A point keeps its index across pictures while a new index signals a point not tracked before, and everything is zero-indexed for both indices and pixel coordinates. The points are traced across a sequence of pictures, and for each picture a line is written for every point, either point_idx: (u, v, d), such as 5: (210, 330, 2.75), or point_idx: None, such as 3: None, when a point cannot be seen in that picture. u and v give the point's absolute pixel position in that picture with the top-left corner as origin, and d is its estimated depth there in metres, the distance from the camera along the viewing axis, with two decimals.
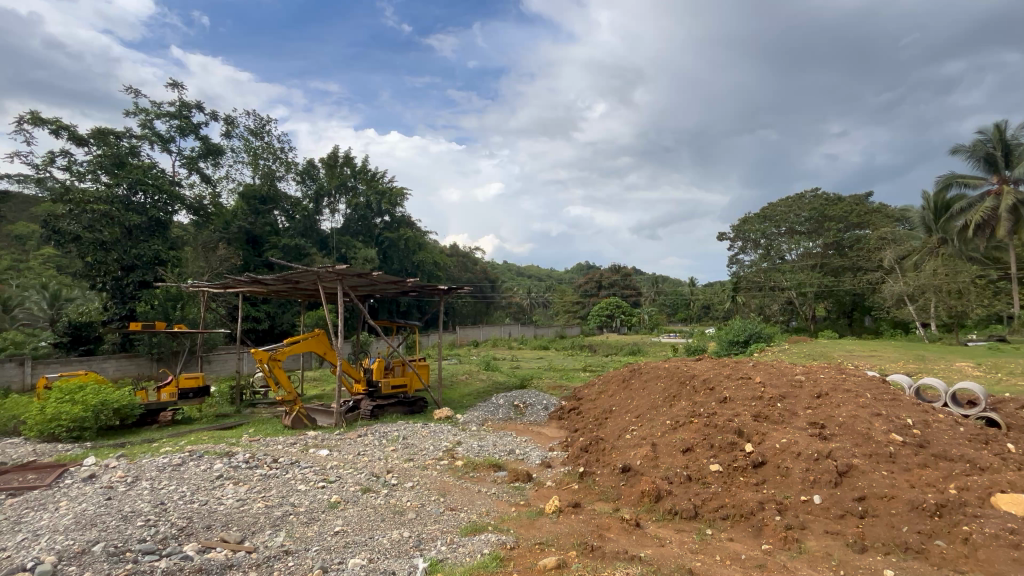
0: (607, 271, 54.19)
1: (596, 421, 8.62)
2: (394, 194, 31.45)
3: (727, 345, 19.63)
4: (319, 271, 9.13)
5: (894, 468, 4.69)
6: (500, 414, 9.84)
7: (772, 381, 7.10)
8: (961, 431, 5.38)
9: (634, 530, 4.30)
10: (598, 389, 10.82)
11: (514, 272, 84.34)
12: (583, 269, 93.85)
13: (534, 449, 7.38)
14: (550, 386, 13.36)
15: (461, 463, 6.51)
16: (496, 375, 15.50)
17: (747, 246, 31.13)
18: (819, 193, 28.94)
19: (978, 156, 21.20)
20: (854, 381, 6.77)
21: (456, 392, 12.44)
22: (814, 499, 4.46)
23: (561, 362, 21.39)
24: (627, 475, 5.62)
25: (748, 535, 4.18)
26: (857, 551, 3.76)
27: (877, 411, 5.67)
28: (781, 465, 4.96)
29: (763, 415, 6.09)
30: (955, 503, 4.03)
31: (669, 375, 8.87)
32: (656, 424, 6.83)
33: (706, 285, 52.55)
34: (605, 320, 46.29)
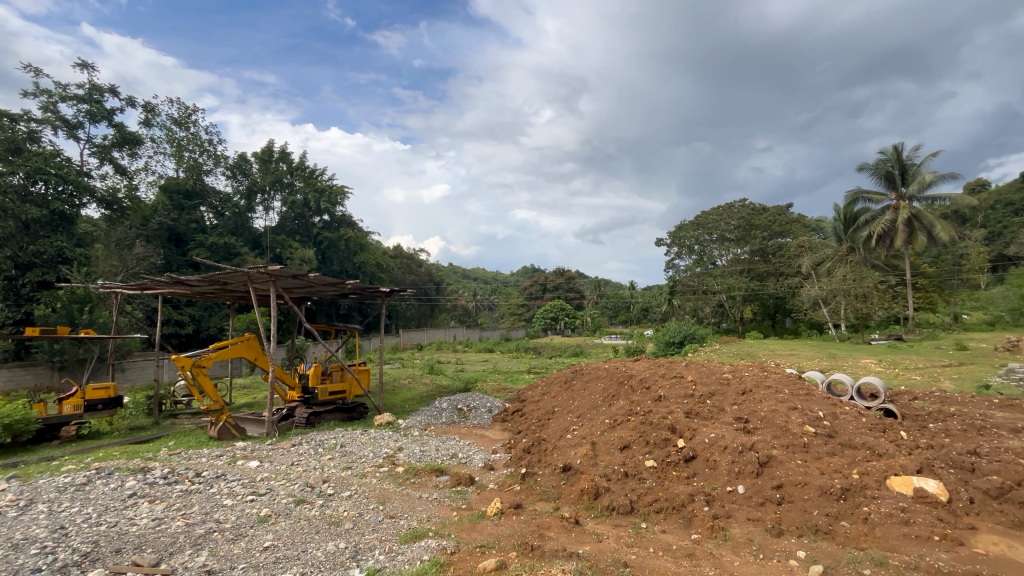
0: (551, 275, 55.15)
1: (539, 421, 8.74)
2: (334, 193, 30.35)
3: (664, 346, 20.60)
4: (250, 272, 8.62)
5: (807, 456, 5.11)
6: (443, 417, 9.73)
7: (702, 380, 7.55)
8: (864, 421, 5.95)
9: (573, 528, 4.40)
10: (541, 391, 10.99)
11: (459, 275, 83.94)
12: (528, 272, 95.07)
13: (477, 452, 7.38)
14: (494, 389, 13.34)
15: (402, 469, 6.38)
16: (440, 379, 15.30)
17: (682, 251, 32.79)
18: (745, 204, 31.04)
19: (880, 174, 23.60)
20: (774, 379, 7.32)
21: (398, 397, 12.16)
22: (738, 489, 4.77)
23: (506, 365, 21.47)
24: (568, 474, 5.74)
25: (679, 526, 4.39)
26: (774, 536, 4.06)
27: (794, 405, 6.16)
28: (710, 459, 5.26)
29: (694, 412, 6.45)
30: (858, 487, 4.46)
31: (609, 376, 9.17)
32: (596, 424, 7.02)
33: (645, 289, 54.89)
34: (549, 322, 47.16)
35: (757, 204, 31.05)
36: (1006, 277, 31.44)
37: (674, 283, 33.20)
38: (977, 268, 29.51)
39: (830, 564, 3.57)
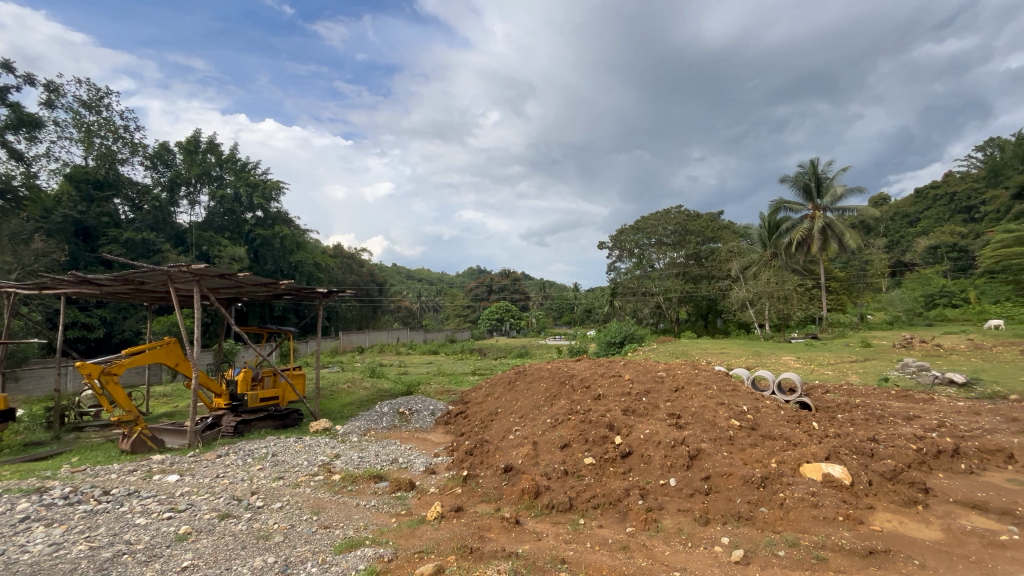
0: (497, 276, 55.37)
1: (482, 423, 8.72)
2: (267, 188, 28.79)
3: (606, 346, 21.26)
4: (171, 271, 7.98)
5: (732, 448, 5.47)
6: (383, 422, 9.47)
7: (639, 378, 7.88)
8: (782, 413, 6.44)
9: (513, 528, 4.43)
10: (485, 392, 10.98)
11: (403, 275, 82.41)
12: (475, 273, 94.96)
13: (418, 456, 7.25)
14: (438, 392, 13.18)
15: (338, 477, 6.14)
16: (381, 383, 14.88)
17: (623, 255, 34.00)
18: (681, 210, 32.65)
19: (799, 186, 25.68)
20: (705, 376, 7.76)
21: (336, 402, 11.70)
22: (670, 482, 5.00)
23: (450, 366, 21.26)
24: (509, 475, 5.77)
25: (615, 521, 4.54)
26: (702, 524, 4.30)
27: (721, 401, 6.56)
28: (645, 454, 5.50)
29: (631, 410, 6.70)
30: (775, 475, 4.81)
31: (551, 376, 9.30)
32: (538, 424, 7.12)
33: (588, 291, 56.42)
34: (495, 323, 47.35)
35: (691, 211, 32.80)
36: (903, 281, 35.20)
37: (616, 285, 34.34)
38: (879, 273, 32.81)
39: (750, 548, 3.83)
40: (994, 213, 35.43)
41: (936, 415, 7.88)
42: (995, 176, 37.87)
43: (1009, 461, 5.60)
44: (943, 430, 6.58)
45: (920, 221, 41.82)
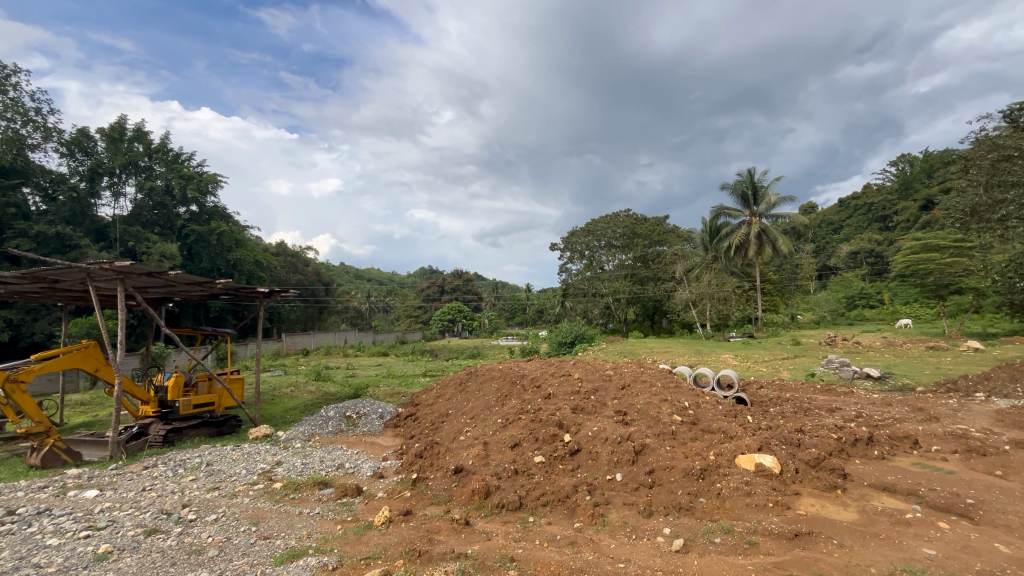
0: (449, 277, 54.85)
1: (432, 425, 8.63)
2: (203, 181, 27.10)
3: (557, 346, 21.60)
4: (90, 269, 7.35)
5: (674, 442, 5.72)
6: (329, 427, 9.14)
7: (587, 377, 8.10)
8: (720, 408, 6.80)
9: (463, 529, 4.41)
10: (435, 394, 10.86)
11: (352, 275, 80.04)
12: (427, 273, 93.72)
13: (366, 461, 7.07)
14: (387, 394, 12.89)
15: (279, 485, 5.87)
16: (327, 386, 14.37)
17: (573, 256, 34.71)
18: (629, 214, 33.71)
19: (738, 193, 27.22)
20: (649, 374, 8.08)
21: (277, 407, 11.16)
22: (616, 477, 5.16)
23: (400, 368, 20.87)
24: (460, 476, 5.74)
25: (564, 517, 4.63)
26: (645, 516, 4.48)
27: (665, 397, 6.84)
28: (592, 451, 5.65)
29: (580, 408, 6.86)
30: (713, 466, 5.08)
31: (502, 376, 9.34)
32: (489, 424, 7.14)
33: (540, 292, 57.13)
34: (447, 324, 46.92)
35: (639, 215, 33.96)
36: (828, 284, 38.15)
37: (567, 286, 34.99)
38: (807, 276, 35.45)
39: (689, 537, 4.02)
40: (903, 223, 39.23)
41: (854, 406, 8.60)
42: (904, 189, 42.01)
43: (915, 446, 6.18)
44: (861, 420, 7.20)
45: (842, 229, 45.59)
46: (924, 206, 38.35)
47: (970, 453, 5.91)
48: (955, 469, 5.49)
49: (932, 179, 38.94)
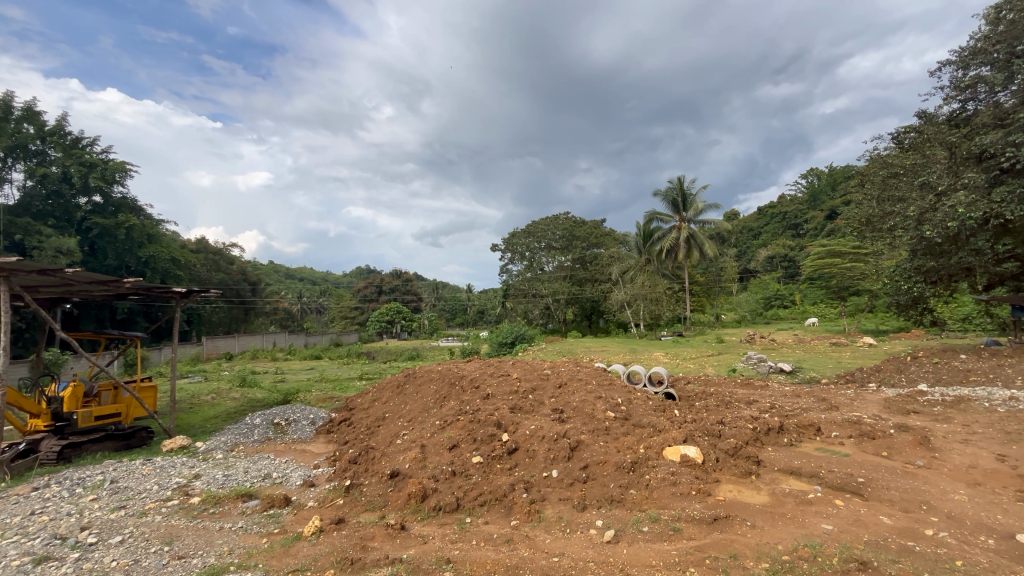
0: (388, 276, 53.45)
1: (367, 429, 8.37)
2: (109, 169, 24.49)
3: (498, 347, 21.71)
4: None
5: (608, 438, 5.95)
6: (254, 435, 8.61)
7: (525, 377, 8.24)
8: (650, 403, 7.16)
9: (398, 534, 4.33)
10: (372, 397, 10.56)
11: (282, 274, 75.83)
12: (364, 273, 90.79)
13: (296, 469, 6.75)
14: (320, 399, 12.36)
15: (197, 500, 5.46)
16: (253, 392, 13.49)
17: (514, 257, 35.08)
18: (568, 217, 34.55)
19: (669, 200, 28.73)
20: (585, 372, 8.34)
21: (196, 416, 10.35)
22: (552, 474, 5.28)
23: (333, 372, 20.06)
24: (395, 480, 5.61)
25: (500, 516, 4.66)
26: (579, 510, 4.62)
27: (599, 395, 7.11)
28: (530, 449, 5.75)
29: (518, 407, 6.97)
30: (643, 459, 5.33)
31: (441, 377, 9.26)
32: (427, 426, 7.06)
33: (481, 293, 57.16)
34: (385, 326, 45.73)
35: (577, 218, 34.90)
36: (747, 285, 41.27)
37: (508, 286, 35.30)
38: (730, 279, 38.12)
39: (619, 527, 4.20)
40: (812, 230, 43.28)
41: (769, 398, 9.37)
42: (813, 200, 46.39)
43: (818, 433, 6.83)
44: (773, 411, 7.86)
45: (760, 235, 49.53)
46: (828, 216, 42.70)
47: (862, 437, 6.64)
48: (850, 452, 6.16)
49: (836, 192, 43.29)
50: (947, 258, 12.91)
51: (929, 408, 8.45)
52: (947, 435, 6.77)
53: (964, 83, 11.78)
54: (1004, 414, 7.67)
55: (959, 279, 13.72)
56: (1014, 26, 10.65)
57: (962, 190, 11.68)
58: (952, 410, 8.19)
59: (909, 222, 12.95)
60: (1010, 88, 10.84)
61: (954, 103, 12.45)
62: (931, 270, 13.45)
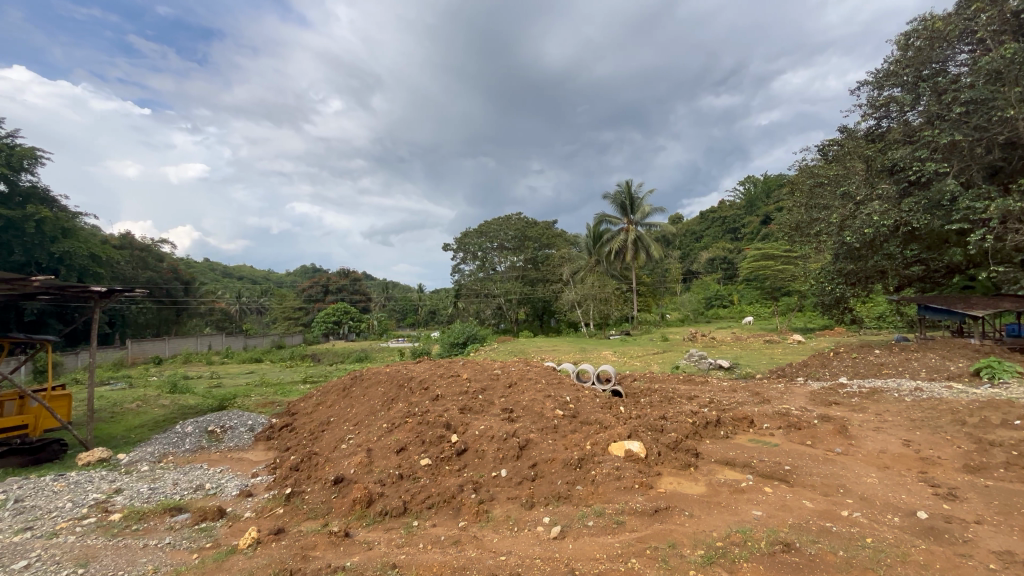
0: (335, 276, 51.66)
1: (310, 434, 8.05)
2: (16, 155, 22.11)
3: (449, 347, 21.53)
4: None
5: (556, 435, 6.06)
6: (185, 445, 8.07)
7: (475, 377, 8.23)
8: (597, 401, 7.35)
9: (342, 541, 4.20)
10: (316, 401, 10.17)
11: (219, 273, 71.49)
12: (309, 272, 87.31)
13: (232, 479, 6.39)
14: (260, 404, 11.75)
15: (117, 516, 5.05)
16: (185, 399, 12.62)
17: (466, 257, 34.97)
18: (520, 218, 34.81)
19: (618, 202, 29.59)
20: (535, 371, 8.45)
21: (118, 425, 9.57)
22: (501, 473, 5.30)
23: (275, 375, 19.15)
24: (340, 486, 5.43)
25: (449, 517, 4.63)
26: (527, 508, 4.67)
27: (548, 393, 7.23)
28: (479, 449, 5.75)
29: (468, 407, 6.96)
30: (589, 456, 5.47)
31: (389, 379, 9.06)
32: (373, 429, 6.89)
33: (433, 293, 56.47)
34: (331, 327, 44.20)
35: (529, 219, 35.22)
36: (690, 286, 43.28)
37: (460, 286, 35.14)
38: (674, 280, 39.79)
39: (566, 523, 4.28)
40: (749, 234, 45.97)
41: (708, 394, 9.88)
42: (749, 206, 49.32)
43: (751, 425, 7.28)
44: (712, 406, 8.30)
45: (702, 238, 52.08)
46: (763, 221, 45.54)
47: (790, 428, 7.14)
48: (779, 441, 6.61)
49: (769, 199, 46.26)
50: (865, 261, 14.12)
51: (848, 399, 9.22)
52: (863, 424, 7.42)
53: (880, 102, 12.91)
54: (911, 403, 8.49)
55: (874, 281, 15.05)
56: (922, 52, 11.87)
57: (876, 200, 12.80)
58: (867, 401, 8.98)
59: (832, 227, 14.05)
60: (917, 108, 12.02)
61: (871, 120, 13.62)
62: (850, 272, 14.65)
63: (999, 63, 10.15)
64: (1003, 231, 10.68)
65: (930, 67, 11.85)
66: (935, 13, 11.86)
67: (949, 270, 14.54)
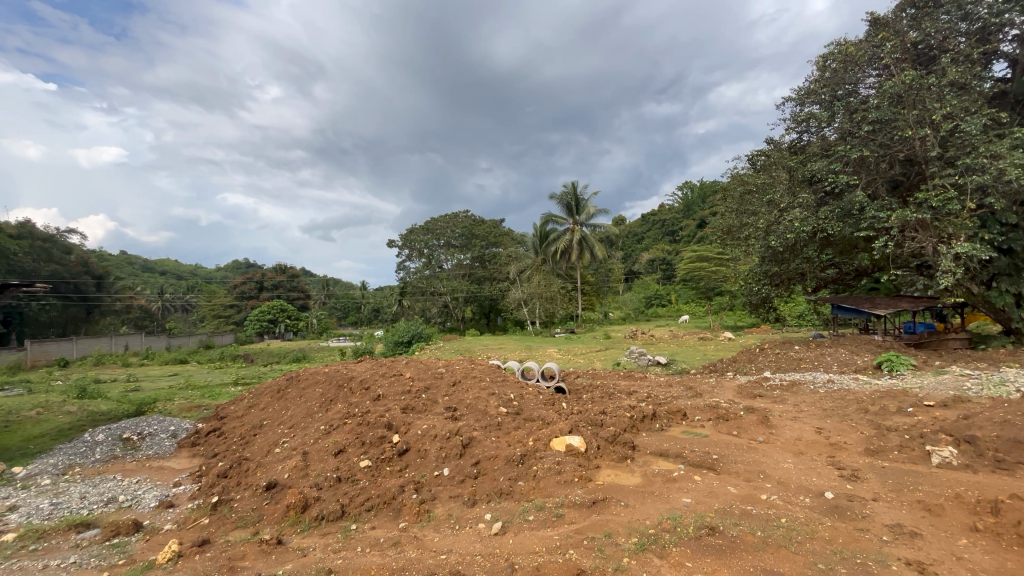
0: (271, 271, 48.96)
1: (241, 439, 7.61)
2: None
3: (393, 346, 21.03)
4: None
5: (499, 433, 6.10)
6: (95, 455, 7.37)
7: (418, 376, 8.11)
8: (540, 397, 7.48)
9: (274, 549, 4.01)
10: (247, 404, 9.61)
11: (138, 267, 65.74)
12: (242, 267, 82.27)
13: (150, 490, 5.91)
14: (184, 409, 10.92)
15: (11, 536, 4.53)
16: (97, 405, 11.52)
17: (412, 254, 34.36)
18: (467, 215, 34.61)
19: (564, 203, 30.16)
20: (479, 369, 8.46)
21: (14, 436, 8.56)
22: (443, 472, 5.27)
23: (202, 377, 17.89)
24: (272, 492, 5.18)
25: (388, 519, 4.54)
26: (469, 506, 4.68)
27: (492, 391, 7.26)
28: (421, 449, 5.68)
29: (410, 407, 6.85)
30: (531, 452, 5.55)
31: (327, 380, 8.72)
32: (310, 432, 6.62)
33: (377, 290, 55.01)
34: (266, 325, 41.91)
35: (476, 216, 35.08)
36: (631, 286, 44.93)
37: (405, 284, 34.47)
38: (616, 279, 41.11)
39: (506, 519, 4.32)
40: (686, 237, 48.41)
41: (647, 389, 10.32)
42: (686, 210, 51.96)
43: (684, 418, 7.69)
44: (650, 400, 8.68)
45: (643, 240, 54.27)
46: (698, 225, 48.11)
47: (719, 419, 7.61)
48: (709, 433, 7.03)
49: (705, 204, 48.96)
50: (787, 264, 15.28)
51: (770, 391, 9.96)
52: (783, 414, 8.05)
53: (801, 117, 13.99)
54: (824, 394, 9.31)
55: (794, 282, 16.33)
56: (836, 73, 12.90)
57: (797, 207, 13.87)
58: (787, 393, 9.75)
59: (759, 232, 15.06)
60: (832, 124, 13.11)
61: (794, 133, 14.72)
62: (775, 274, 15.79)
63: (901, 87, 11.28)
64: (902, 238, 11.92)
65: (843, 88, 12.96)
66: (848, 39, 13.00)
67: (858, 273, 16.04)
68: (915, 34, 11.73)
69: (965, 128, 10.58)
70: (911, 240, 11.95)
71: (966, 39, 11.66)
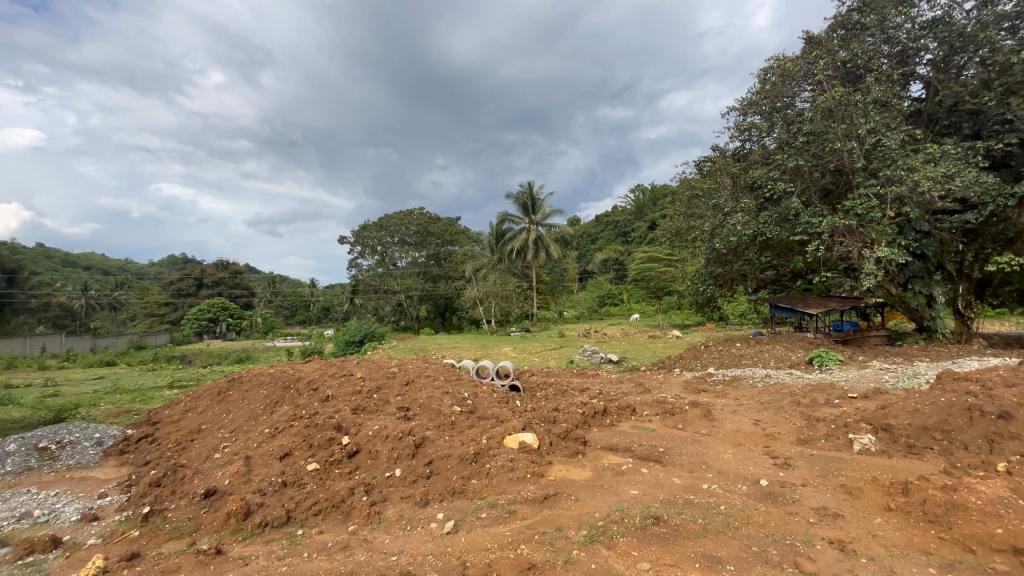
0: (211, 268, 46.26)
1: (177, 445, 7.16)
2: None
3: (344, 346, 20.42)
4: None
5: (452, 432, 6.07)
6: (5, 467, 6.71)
7: (369, 376, 7.92)
8: (494, 396, 7.49)
9: (214, 559, 3.81)
10: (184, 407, 9.04)
11: (58, 262, 60.29)
12: (178, 263, 77.21)
13: (72, 503, 5.46)
14: (111, 414, 10.14)
15: None
16: (8, 412, 10.49)
17: (364, 251, 33.50)
18: (422, 212, 34.10)
19: (520, 202, 30.32)
20: (433, 368, 8.36)
21: None
22: (395, 473, 5.19)
23: (131, 381, 16.67)
24: (211, 500, 4.90)
25: (337, 523, 4.42)
26: (421, 505, 4.64)
27: (446, 390, 7.19)
28: (372, 450, 5.56)
29: (361, 408, 6.69)
30: (484, 450, 5.56)
31: (272, 381, 8.36)
32: (253, 435, 6.32)
33: (327, 288, 53.20)
34: (205, 325, 39.56)
35: (432, 214, 34.61)
36: (585, 285, 45.84)
37: (358, 281, 33.58)
38: (571, 279, 41.86)
39: (459, 518, 4.32)
40: (637, 238, 49.88)
41: (598, 386, 10.59)
42: (638, 212, 53.60)
43: (633, 413, 7.94)
44: (601, 397, 8.90)
45: (597, 240, 55.46)
46: (649, 227, 49.67)
47: (665, 414, 7.93)
48: (657, 427, 7.31)
49: (655, 206, 50.64)
50: (730, 265, 16.10)
51: (714, 386, 10.48)
52: (725, 407, 8.50)
53: (744, 126, 14.77)
54: (761, 388, 9.90)
55: (736, 283, 17.22)
56: (775, 86, 13.72)
57: (739, 211, 14.63)
58: (728, 388, 10.29)
59: (705, 234, 15.78)
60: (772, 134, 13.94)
61: (737, 141, 15.50)
62: (719, 274, 16.58)
63: (831, 102, 12.14)
64: (831, 242, 12.85)
65: (781, 100, 13.82)
66: (786, 54, 13.85)
67: (793, 274, 17.12)
68: (844, 53, 12.69)
69: (886, 142, 11.57)
70: (839, 245, 12.91)
71: (888, 60, 12.74)
